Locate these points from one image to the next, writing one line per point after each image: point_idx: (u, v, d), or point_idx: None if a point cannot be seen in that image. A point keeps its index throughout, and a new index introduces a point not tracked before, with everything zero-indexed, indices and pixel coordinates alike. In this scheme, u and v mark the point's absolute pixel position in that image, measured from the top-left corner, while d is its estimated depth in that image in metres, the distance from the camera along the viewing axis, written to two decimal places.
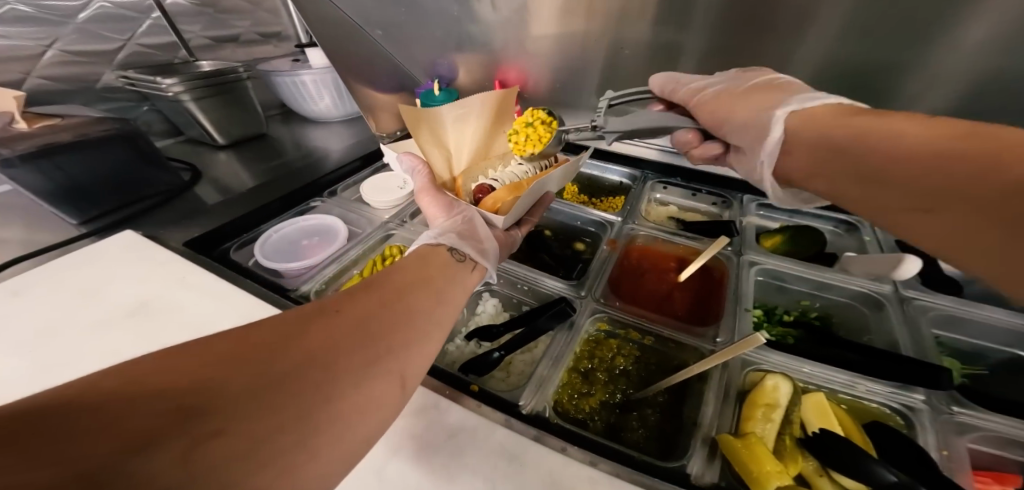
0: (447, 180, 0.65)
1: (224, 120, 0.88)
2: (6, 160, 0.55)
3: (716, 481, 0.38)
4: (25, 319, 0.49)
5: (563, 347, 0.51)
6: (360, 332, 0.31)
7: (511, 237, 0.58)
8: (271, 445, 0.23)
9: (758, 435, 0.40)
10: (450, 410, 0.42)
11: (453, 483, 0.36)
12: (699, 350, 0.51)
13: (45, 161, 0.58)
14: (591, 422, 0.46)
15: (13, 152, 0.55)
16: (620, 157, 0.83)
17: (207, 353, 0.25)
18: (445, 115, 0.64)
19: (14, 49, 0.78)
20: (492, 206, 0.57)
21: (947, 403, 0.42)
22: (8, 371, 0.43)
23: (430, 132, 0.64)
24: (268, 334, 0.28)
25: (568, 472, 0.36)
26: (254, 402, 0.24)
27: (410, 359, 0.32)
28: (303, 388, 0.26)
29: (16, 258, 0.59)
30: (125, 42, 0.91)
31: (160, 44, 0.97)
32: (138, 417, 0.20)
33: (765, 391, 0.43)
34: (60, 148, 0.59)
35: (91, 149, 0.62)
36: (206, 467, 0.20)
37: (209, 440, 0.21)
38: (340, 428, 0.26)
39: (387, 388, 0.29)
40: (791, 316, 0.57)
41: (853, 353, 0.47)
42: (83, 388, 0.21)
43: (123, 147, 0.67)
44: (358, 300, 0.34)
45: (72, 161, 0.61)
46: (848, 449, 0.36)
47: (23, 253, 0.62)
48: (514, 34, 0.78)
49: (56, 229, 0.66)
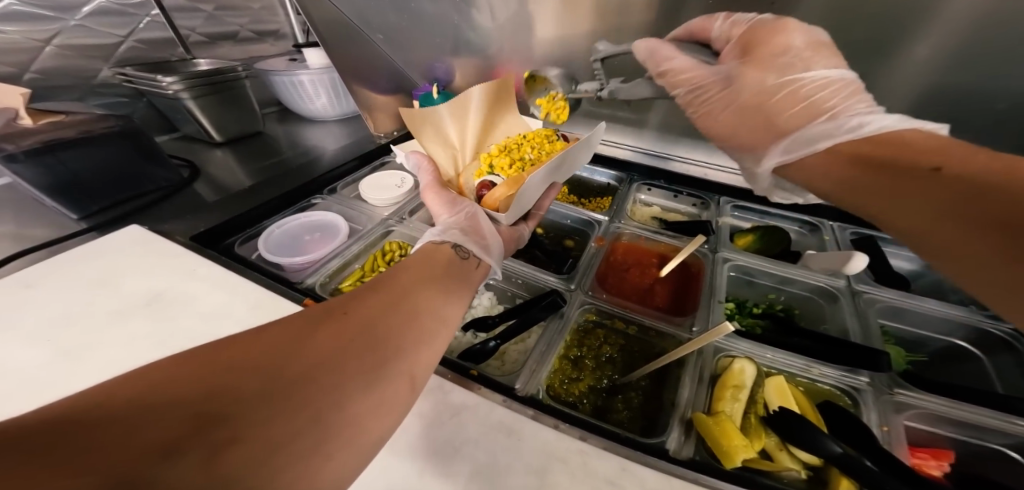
0: (452, 177, 0.70)
1: (221, 118, 0.89)
2: (12, 156, 0.56)
3: (691, 455, 0.43)
4: (37, 309, 0.51)
5: (554, 335, 0.55)
6: (366, 337, 0.33)
7: (518, 232, 0.61)
8: (286, 450, 0.24)
9: (727, 413, 0.45)
10: (453, 392, 0.46)
11: (458, 455, 0.40)
12: (677, 338, 0.56)
13: (49, 157, 0.59)
14: (580, 404, 0.50)
15: (18, 148, 0.56)
16: (609, 160, 0.87)
17: (224, 358, 0.27)
18: (444, 114, 0.69)
19: (10, 43, 0.78)
20: (494, 204, 0.60)
21: (889, 385, 0.48)
22: (25, 358, 0.45)
23: (431, 129, 0.69)
24: (279, 339, 0.30)
25: (560, 445, 0.41)
26: (269, 407, 0.25)
27: (416, 361, 0.35)
28: (315, 393, 0.28)
29: (14, 253, 0.59)
30: (124, 38, 0.91)
31: (158, 41, 0.96)
32: (157, 427, 0.22)
33: (733, 374, 0.49)
34: (64, 145, 0.60)
35: (93, 145, 0.64)
36: (231, 469, 0.22)
37: (227, 447, 0.22)
38: (352, 433, 0.28)
39: (395, 389, 0.31)
40: (760, 308, 0.62)
41: (808, 340, 0.53)
42: (103, 397, 0.22)
43: (125, 144, 0.68)
44: (364, 304, 0.36)
45: (75, 156, 0.62)
46: (803, 425, 0.41)
47: (23, 245, 0.62)
48: (511, 40, 0.81)
49: (56, 223, 0.67)
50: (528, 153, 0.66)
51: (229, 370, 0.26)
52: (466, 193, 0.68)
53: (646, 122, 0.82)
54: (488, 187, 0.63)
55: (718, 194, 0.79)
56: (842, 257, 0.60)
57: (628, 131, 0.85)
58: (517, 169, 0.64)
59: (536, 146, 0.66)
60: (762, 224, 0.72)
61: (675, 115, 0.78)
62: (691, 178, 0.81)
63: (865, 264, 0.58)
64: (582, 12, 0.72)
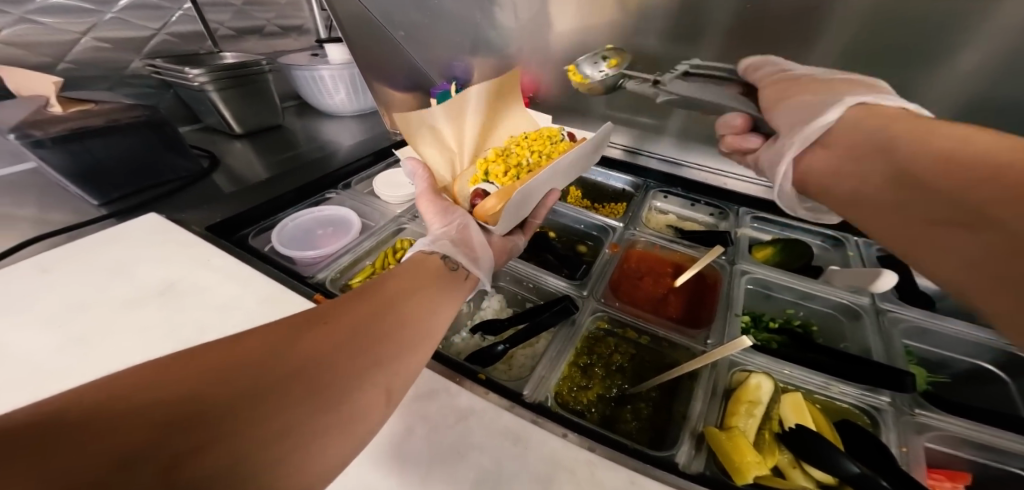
0: (447, 182, 0.68)
1: (241, 109, 0.90)
2: (39, 142, 0.57)
3: (702, 470, 0.41)
4: (58, 294, 0.52)
5: (565, 342, 0.55)
6: (345, 347, 0.33)
7: (511, 242, 0.61)
8: (254, 460, 0.24)
9: (741, 428, 0.43)
10: (460, 396, 0.46)
11: (463, 460, 0.39)
12: (690, 350, 0.54)
13: (76, 144, 0.60)
14: (588, 412, 0.50)
15: (46, 134, 0.57)
16: (625, 166, 0.86)
17: (201, 362, 0.27)
18: (438, 117, 0.67)
19: (47, 33, 0.80)
20: (488, 214, 0.59)
21: (910, 405, 0.47)
22: (43, 342, 0.46)
23: (424, 134, 0.66)
24: (255, 344, 0.30)
25: (567, 454, 0.40)
26: (238, 416, 0.25)
27: (396, 373, 0.34)
28: (288, 403, 0.27)
29: (29, 239, 0.60)
30: (156, 31, 0.93)
31: (189, 34, 0.98)
32: (119, 434, 0.21)
33: (749, 389, 0.47)
34: (91, 133, 0.61)
35: (118, 134, 0.65)
36: (193, 479, 0.22)
37: (192, 456, 0.22)
38: (323, 444, 0.28)
39: (372, 402, 0.31)
40: (777, 323, 0.60)
41: (826, 357, 0.51)
42: (63, 401, 0.22)
43: (149, 133, 0.69)
44: (347, 311, 0.36)
45: (100, 145, 0.63)
46: (820, 444, 0.40)
47: (46, 230, 0.64)
48: (532, 41, 0.81)
49: (78, 209, 0.68)
50: (525, 158, 0.65)
51: (201, 375, 0.26)
52: (461, 200, 0.67)
53: (665, 128, 0.80)
54: (482, 195, 0.62)
55: (737, 204, 0.77)
56: (870, 274, 0.57)
57: (647, 137, 0.84)
58: (513, 176, 0.63)
59: (537, 150, 0.66)
60: (783, 237, 0.70)
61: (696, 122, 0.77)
62: (711, 187, 0.79)
63: (893, 283, 0.55)
64: (606, 15, 0.71)
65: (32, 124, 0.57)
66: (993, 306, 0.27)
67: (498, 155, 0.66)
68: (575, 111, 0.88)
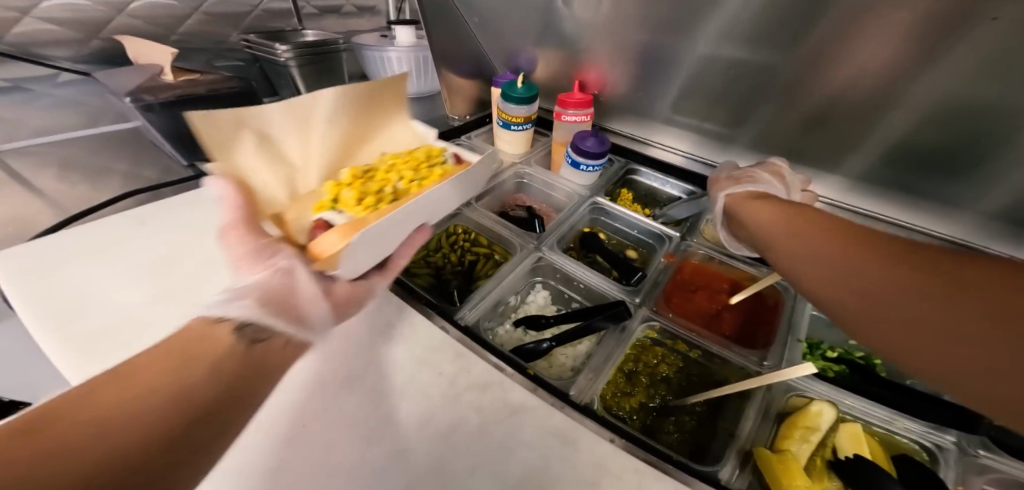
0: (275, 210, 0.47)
1: (315, 85, 0.94)
2: (150, 106, 0.63)
3: (745, 488, 0.41)
4: (157, 246, 0.58)
5: (615, 346, 0.55)
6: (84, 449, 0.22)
7: (364, 288, 0.46)
8: None
9: (793, 453, 0.43)
10: (512, 391, 0.46)
11: (513, 454, 0.42)
12: (745, 369, 0.54)
13: (179, 110, 0.66)
14: (630, 419, 0.51)
15: (156, 99, 0.63)
16: (686, 172, 0.82)
17: None
18: (270, 112, 0.47)
19: (169, 8, 0.88)
20: (321, 252, 0.41)
21: (976, 446, 0.44)
22: (145, 290, 0.51)
23: (252, 135, 0.45)
24: None
25: (615, 462, 0.41)
26: None
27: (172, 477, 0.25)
28: None
29: (127, 193, 0.68)
30: (254, 8, 0.99)
31: (279, 12, 1.03)
32: None
33: (808, 415, 0.46)
34: (192, 100, 0.67)
35: (215, 103, 0.70)
36: None
37: None
38: None
39: None
40: (836, 353, 0.59)
41: (886, 390, 0.49)
42: None
43: (240, 105, 0.74)
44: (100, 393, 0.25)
45: (199, 112, 0.69)
46: (876, 476, 0.39)
47: (147, 185, 0.71)
48: (605, 35, 0.75)
49: (170, 168, 0.74)
50: (390, 184, 0.49)
51: None
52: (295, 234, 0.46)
53: (736, 137, 0.75)
54: (323, 228, 0.45)
55: None
56: None
57: (712, 146, 0.80)
58: (368, 205, 0.45)
59: (406, 175, 0.50)
60: None
61: (773, 132, 0.70)
62: None
63: None
64: (680, 16, 0.65)
65: (145, 90, 0.62)
66: (958, 385, 0.27)
67: (358, 176, 0.49)
68: (637, 109, 0.85)
